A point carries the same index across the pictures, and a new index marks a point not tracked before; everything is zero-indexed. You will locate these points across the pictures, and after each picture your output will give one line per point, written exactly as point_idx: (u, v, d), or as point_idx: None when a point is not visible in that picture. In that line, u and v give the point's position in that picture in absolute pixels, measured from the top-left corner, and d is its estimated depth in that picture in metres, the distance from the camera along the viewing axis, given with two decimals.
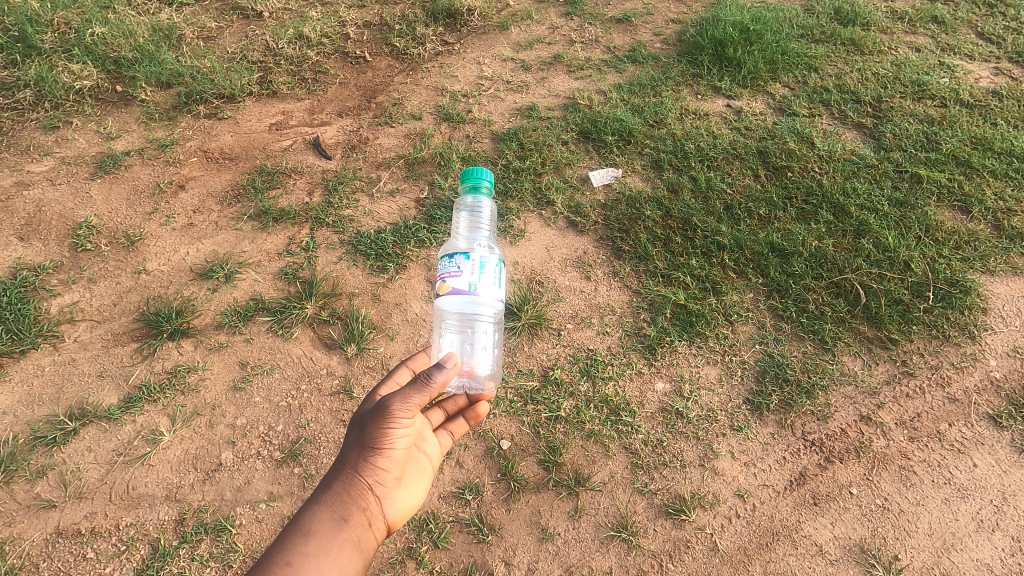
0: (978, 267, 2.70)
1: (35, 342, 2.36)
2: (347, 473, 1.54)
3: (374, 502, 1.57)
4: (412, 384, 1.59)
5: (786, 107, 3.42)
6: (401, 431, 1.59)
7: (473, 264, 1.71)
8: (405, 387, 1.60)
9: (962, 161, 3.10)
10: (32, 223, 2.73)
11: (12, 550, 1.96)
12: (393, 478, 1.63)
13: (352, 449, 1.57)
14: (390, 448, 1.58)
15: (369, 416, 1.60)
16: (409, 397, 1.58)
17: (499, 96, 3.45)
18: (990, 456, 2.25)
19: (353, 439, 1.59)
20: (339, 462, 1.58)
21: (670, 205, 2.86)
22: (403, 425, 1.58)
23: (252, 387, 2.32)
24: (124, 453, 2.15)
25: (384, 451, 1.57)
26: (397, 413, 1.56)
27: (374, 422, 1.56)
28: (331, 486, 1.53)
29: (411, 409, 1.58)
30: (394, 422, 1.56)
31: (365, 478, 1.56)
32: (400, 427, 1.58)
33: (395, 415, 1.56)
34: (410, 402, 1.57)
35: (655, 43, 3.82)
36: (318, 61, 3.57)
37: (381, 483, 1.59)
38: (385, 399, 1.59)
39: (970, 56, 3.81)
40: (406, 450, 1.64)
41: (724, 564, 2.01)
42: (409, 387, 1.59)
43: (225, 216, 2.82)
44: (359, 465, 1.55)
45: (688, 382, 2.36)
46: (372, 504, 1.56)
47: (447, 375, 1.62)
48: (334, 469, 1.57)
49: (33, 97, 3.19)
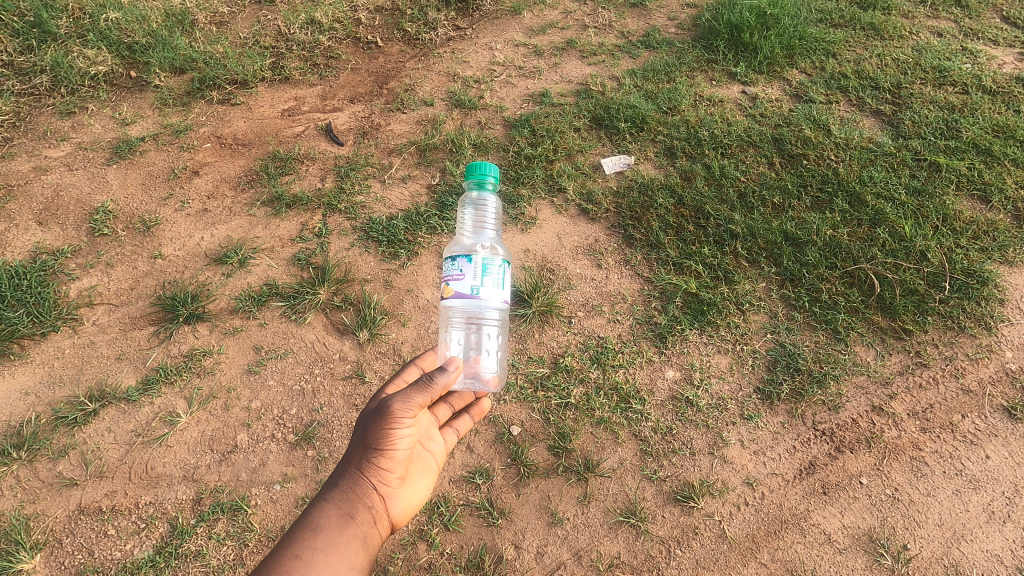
0: (997, 257, 2.66)
1: (55, 325, 2.40)
2: (351, 472, 1.57)
3: (379, 501, 1.60)
4: (414, 385, 1.60)
5: (802, 94, 3.37)
6: (404, 431, 1.59)
7: (475, 268, 1.71)
8: (408, 387, 1.61)
9: (983, 149, 3.04)
10: (51, 208, 2.77)
11: (37, 526, 2.03)
12: (398, 477, 1.64)
13: (357, 449, 1.59)
14: (394, 448, 1.58)
15: (372, 416, 1.61)
16: (410, 397, 1.58)
17: (511, 82, 3.43)
18: (1004, 448, 2.23)
19: (357, 439, 1.61)
20: (345, 461, 1.60)
21: (683, 193, 2.84)
22: (405, 425, 1.59)
23: (266, 371, 2.35)
24: (143, 434, 2.20)
25: (388, 451, 1.58)
26: (399, 413, 1.56)
27: (376, 423, 1.57)
28: (337, 484, 1.57)
29: (413, 409, 1.59)
30: (397, 423, 1.57)
31: (370, 477, 1.58)
32: (403, 428, 1.58)
33: (398, 415, 1.57)
34: (412, 403, 1.58)
35: (670, 28, 3.77)
36: (330, 46, 3.56)
37: (386, 482, 1.61)
38: (387, 399, 1.60)
39: (994, 41, 3.72)
40: (410, 450, 1.65)
41: (732, 550, 2.03)
42: (411, 387, 1.60)
43: (238, 202, 2.84)
44: (364, 465, 1.57)
45: (698, 371, 2.36)
46: (377, 502, 1.59)
47: (449, 377, 1.65)
48: (340, 468, 1.60)
49: (50, 83, 3.22)
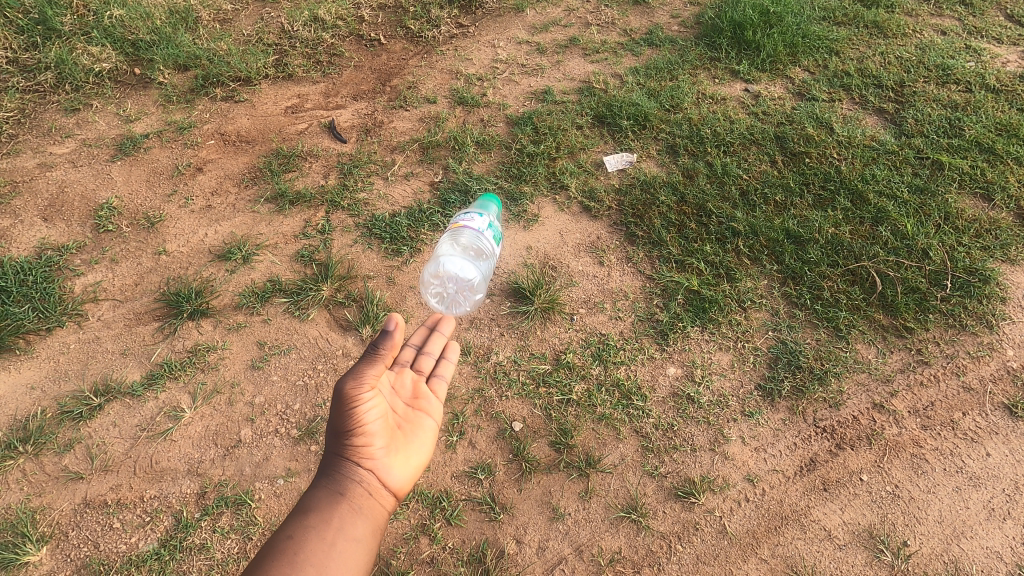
0: (999, 255, 2.65)
1: (61, 320, 2.42)
2: (330, 458, 1.61)
3: (369, 474, 1.61)
4: (360, 362, 1.69)
5: (805, 92, 3.38)
6: (367, 405, 1.65)
7: None
8: (355, 366, 1.69)
9: (986, 148, 3.04)
10: (55, 204, 2.79)
11: (43, 519, 2.02)
12: (383, 448, 1.66)
13: (331, 438, 1.64)
14: (363, 423, 1.63)
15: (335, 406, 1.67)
16: (358, 372, 1.67)
17: (513, 80, 3.44)
18: (1004, 446, 2.23)
19: (330, 431, 1.66)
20: (325, 453, 1.64)
21: (685, 191, 2.86)
22: (366, 399, 1.65)
23: (270, 366, 2.36)
24: (147, 429, 2.21)
25: (359, 428, 1.63)
26: (353, 389, 1.63)
27: (337, 407, 1.63)
28: (321, 473, 1.60)
29: (364, 382, 1.66)
30: (355, 399, 1.63)
31: (351, 456, 1.61)
32: (365, 402, 1.65)
33: (353, 392, 1.63)
34: (360, 376, 1.66)
35: (673, 26, 3.78)
36: (333, 43, 3.58)
37: (370, 456, 1.63)
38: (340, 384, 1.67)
39: (998, 39, 3.71)
40: (383, 423, 1.69)
41: (733, 547, 2.01)
42: (357, 365, 1.69)
43: (242, 199, 2.86)
44: (340, 448, 1.61)
45: (699, 367, 2.37)
46: (367, 475, 1.61)
47: (392, 339, 1.72)
48: (322, 461, 1.63)
49: (54, 80, 3.24)
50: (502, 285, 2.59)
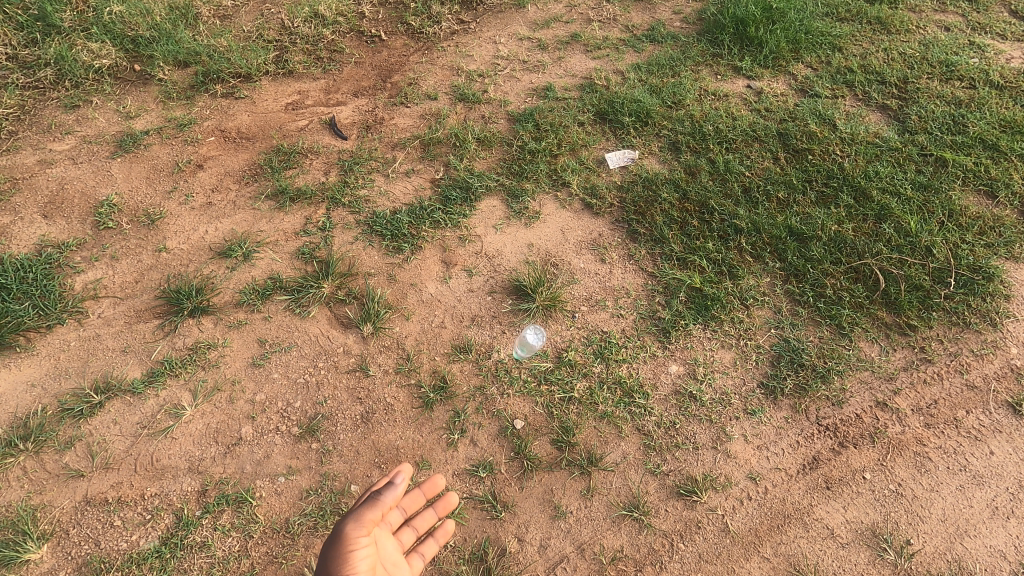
0: (1003, 253, 2.64)
1: (61, 317, 2.41)
2: None
3: None
4: (362, 506, 1.71)
5: (808, 88, 3.36)
6: (361, 553, 1.65)
7: None
8: (355, 511, 1.70)
9: (990, 144, 3.03)
10: (56, 201, 2.78)
11: (44, 517, 2.01)
12: None
13: None
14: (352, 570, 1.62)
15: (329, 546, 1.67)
16: (360, 518, 1.68)
17: (515, 76, 3.42)
18: (1008, 444, 2.22)
19: None
20: None
21: (687, 187, 2.85)
22: (362, 546, 1.66)
23: (271, 364, 2.35)
24: (148, 426, 2.20)
25: None
26: (353, 534, 1.65)
27: (332, 548, 1.64)
28: None
29: (363, 527, 1.68)
30: (352, 545, 1.64)
31: None
32: (360, 550, 1.65)
33: (351, 537, 1.65)
34: (362, 522, 1.68)
35: (675, 22, 3.76)
36: (334, 40, 3.57)
37: None
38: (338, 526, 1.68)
39: (1002, 35, 3.69)
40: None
41: (735, 545, 2.00)
42: (359, 509, 1.71)
43: (243, 196, 2.85)
44: None
45: (702, 365, 2.36)
46: None
47: (396, 492, 1.74)
48: None
49: (54, 76, 3.22)
50: (503, 283, 2.59)
